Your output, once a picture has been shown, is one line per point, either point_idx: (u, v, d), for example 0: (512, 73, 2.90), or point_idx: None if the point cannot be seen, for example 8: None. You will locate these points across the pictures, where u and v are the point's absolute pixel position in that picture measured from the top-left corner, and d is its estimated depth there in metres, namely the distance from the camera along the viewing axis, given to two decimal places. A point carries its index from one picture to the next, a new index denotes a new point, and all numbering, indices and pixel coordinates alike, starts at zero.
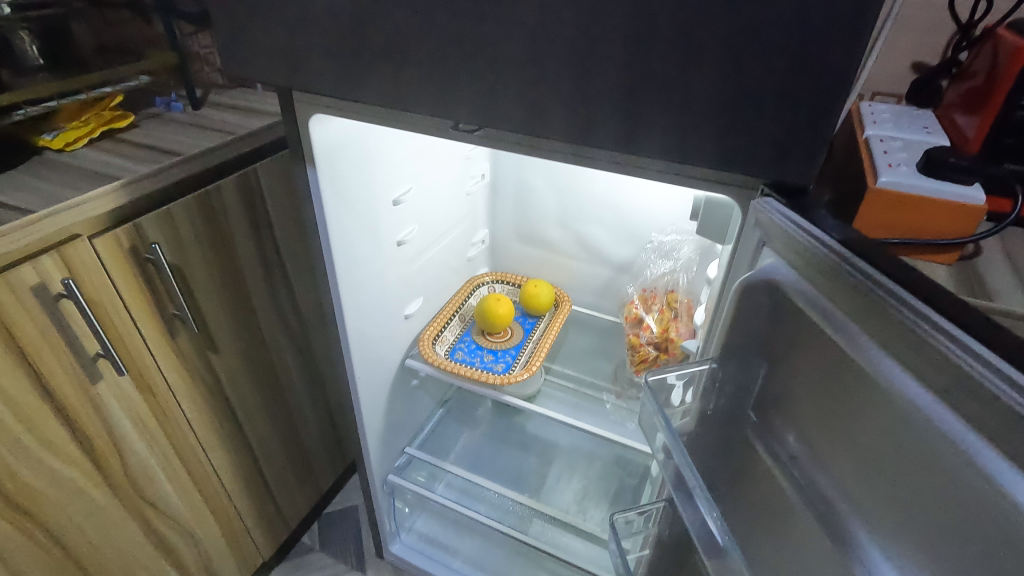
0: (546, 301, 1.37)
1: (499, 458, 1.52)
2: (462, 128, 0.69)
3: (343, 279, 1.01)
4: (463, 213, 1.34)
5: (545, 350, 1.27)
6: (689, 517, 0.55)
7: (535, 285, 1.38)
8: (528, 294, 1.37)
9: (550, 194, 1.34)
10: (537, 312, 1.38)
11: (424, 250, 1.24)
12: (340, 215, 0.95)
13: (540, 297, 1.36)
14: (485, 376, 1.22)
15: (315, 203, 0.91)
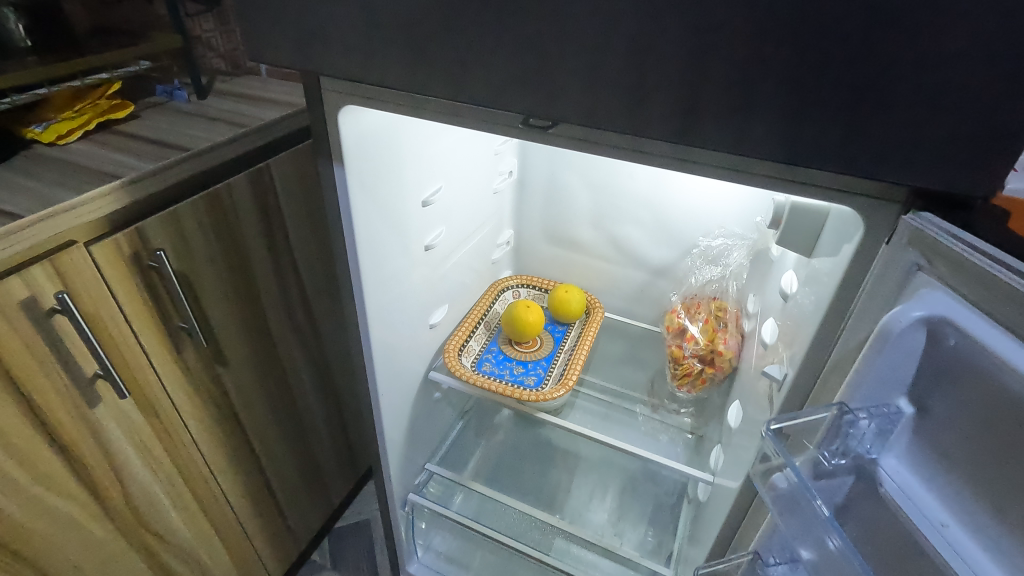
0: (579, 306, 1.28)
1: (522, 471, 1.44)
2: (529, 124, 0.59)
3: (367, 287, 0.91)
4: (489, 213, 1.24)
5: (581, 362, 1.18)
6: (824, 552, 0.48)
7: (565, 291, 1.28)
8: (558, 302, 1.27)
9: (584, 192, 1.24)
10: (568, 318, 1.29)
11: (450, 254, 1.14)
12: (368, 217, 0.85)
13: (573, 303, 1.27)
14: (517, 391, 1.13)
15: (341, 204, 0.81)
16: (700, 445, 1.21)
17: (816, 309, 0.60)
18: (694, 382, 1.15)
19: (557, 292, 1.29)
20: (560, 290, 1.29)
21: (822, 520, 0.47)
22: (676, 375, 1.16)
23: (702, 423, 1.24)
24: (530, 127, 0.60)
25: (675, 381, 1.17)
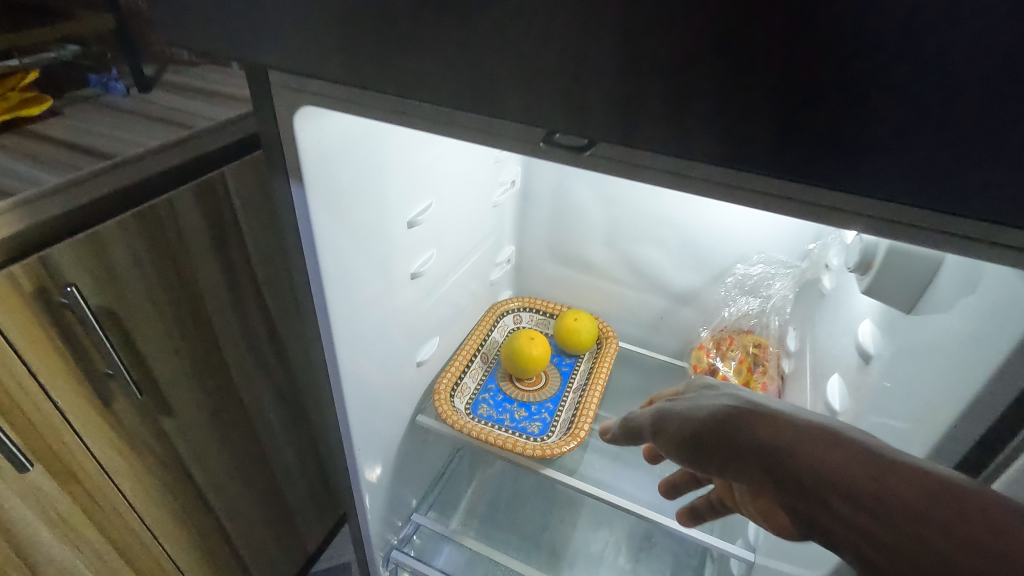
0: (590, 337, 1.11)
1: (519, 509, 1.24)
2: (551, 139, 0.43)
3: (337, 327, 0.74)
4: (488, 229, 1.07)
5: (596, 403, 1.00)
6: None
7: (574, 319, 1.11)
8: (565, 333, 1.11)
9: (598, 206, 1.07)
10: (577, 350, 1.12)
11: (441, 279, 0.98)
12: (337, 245, 0.68)
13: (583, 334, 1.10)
14: (519, 442, 0.94)
15: (302, 230, 0.64)
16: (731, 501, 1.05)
17: (956, 379, 0.45)
18: None
19: (564, 320, 1.12)
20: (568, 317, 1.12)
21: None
22: None
23: None
24: (556, 142, 0.43)
25: None
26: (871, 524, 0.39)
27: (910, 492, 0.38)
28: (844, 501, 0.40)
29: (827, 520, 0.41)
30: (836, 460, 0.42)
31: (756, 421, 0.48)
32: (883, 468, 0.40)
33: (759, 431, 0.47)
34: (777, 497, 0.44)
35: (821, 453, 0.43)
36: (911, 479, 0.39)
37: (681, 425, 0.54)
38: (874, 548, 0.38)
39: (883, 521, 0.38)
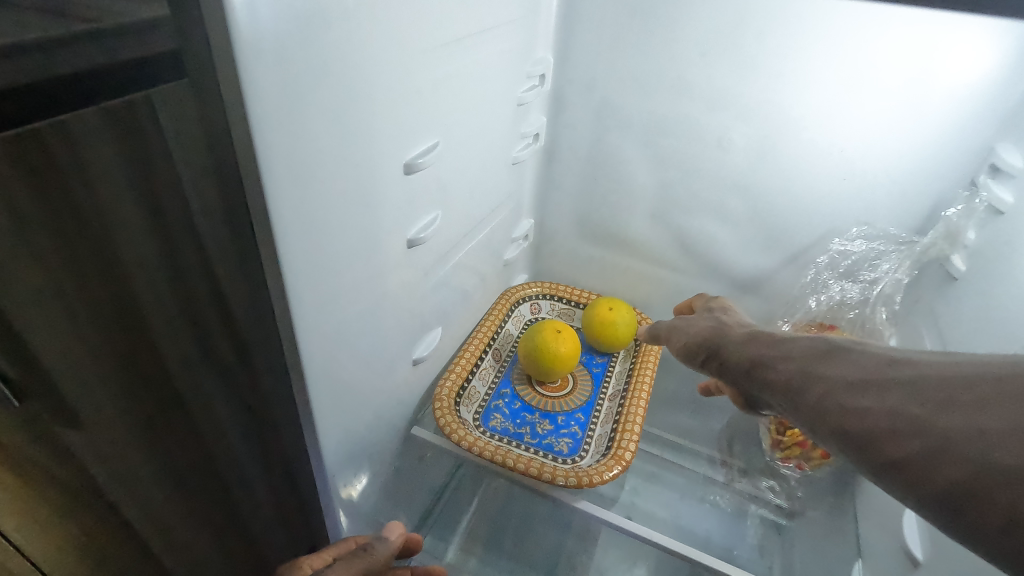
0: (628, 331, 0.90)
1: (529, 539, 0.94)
2: None
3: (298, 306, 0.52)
4: (506, 193, 0.86)
5: (642, 416, 0.78)
6: None
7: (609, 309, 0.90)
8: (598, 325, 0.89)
9: (643, 167, 0.86)
10: (611, 347, 0.90)
11: (447, 254, 0.76)
12: (303, 184, 0.46)
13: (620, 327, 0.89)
14: (546, 467, 0.72)
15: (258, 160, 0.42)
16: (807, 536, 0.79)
17: None
18: (812, 460, 0.75)
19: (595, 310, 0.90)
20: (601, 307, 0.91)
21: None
22: (778, 446, 0.78)
23: (809, 505, 0.82)
24: None
25: (777, 453, 0.78)
26: (789, 387, 0.42)
27: (840, 360, 0.40)
28: (778, 375, 0.43)
29: (761, 393, 0.45)
30: (789, 351, 0.44)
31: (710, 330, 0.54)
32: (818, 350, 0.42)
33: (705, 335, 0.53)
34: (712, 376, 0.52)
35: (750, 339, 0.48)
36: (843, 355, 0.40)
37: (680, 343, 0.56)
38: (787, 407, 0.42)
39: (800, 384, 0.41)
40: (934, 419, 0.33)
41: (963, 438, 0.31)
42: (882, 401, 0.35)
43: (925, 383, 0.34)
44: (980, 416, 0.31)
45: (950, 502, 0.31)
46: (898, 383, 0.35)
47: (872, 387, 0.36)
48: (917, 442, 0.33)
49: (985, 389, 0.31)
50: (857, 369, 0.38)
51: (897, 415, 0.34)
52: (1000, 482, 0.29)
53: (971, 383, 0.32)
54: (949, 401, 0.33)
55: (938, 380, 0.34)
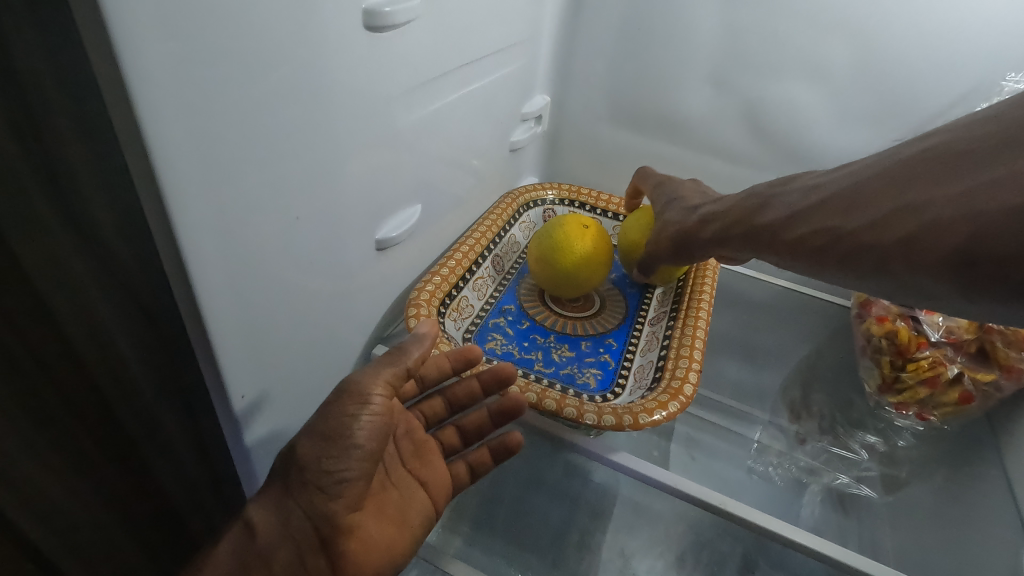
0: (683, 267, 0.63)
1: (529, 515, 0.67)
2: None
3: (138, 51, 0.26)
4: (521, 36, 0.62)
5: (703, 339, 0.55)
6: (854, 541, 0.54)
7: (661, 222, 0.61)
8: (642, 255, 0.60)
9: (707, 5, 0.62)
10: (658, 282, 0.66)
11: (436, 92, 0.51)
12: None
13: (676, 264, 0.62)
14: (570, 400, 0.49)
15: None
16: (916, 515, 0.55)
17: None
18: (941, 408, 0.53)
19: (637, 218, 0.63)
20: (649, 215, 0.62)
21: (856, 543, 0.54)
22: (891, 389, 0.55)
23: (916, 475, 0.59)
24: None
25: (889, 399, 0.55)
26: (752, 246, 0.43)
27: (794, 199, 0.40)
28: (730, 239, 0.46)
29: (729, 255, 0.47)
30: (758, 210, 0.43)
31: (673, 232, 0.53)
32: (757, 202, 0.44)
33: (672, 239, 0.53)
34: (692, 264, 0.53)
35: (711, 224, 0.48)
36: (769, 201, 0.42)
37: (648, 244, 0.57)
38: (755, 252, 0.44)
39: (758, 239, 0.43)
40: (843, 224, 0.35)
41: (875, 232, 0.33)
42: (807, 227, 0.38)
43: (841, 193, 0.36)
44: (894, 203, 0.32)
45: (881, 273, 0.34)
46: (828, 196, 0.37)
47: (798, 218, 0.38)
48: (839, 247, 0.35)
49: (890, 177, 0.33)
50: (798, 202, 0.40)
51: (825, 230, 0.36)
52: (909, 243, 0.31)
53: (884, 183, 0.33)
54: (858, 203, 0.34)
55: (850, 188, 0.35)
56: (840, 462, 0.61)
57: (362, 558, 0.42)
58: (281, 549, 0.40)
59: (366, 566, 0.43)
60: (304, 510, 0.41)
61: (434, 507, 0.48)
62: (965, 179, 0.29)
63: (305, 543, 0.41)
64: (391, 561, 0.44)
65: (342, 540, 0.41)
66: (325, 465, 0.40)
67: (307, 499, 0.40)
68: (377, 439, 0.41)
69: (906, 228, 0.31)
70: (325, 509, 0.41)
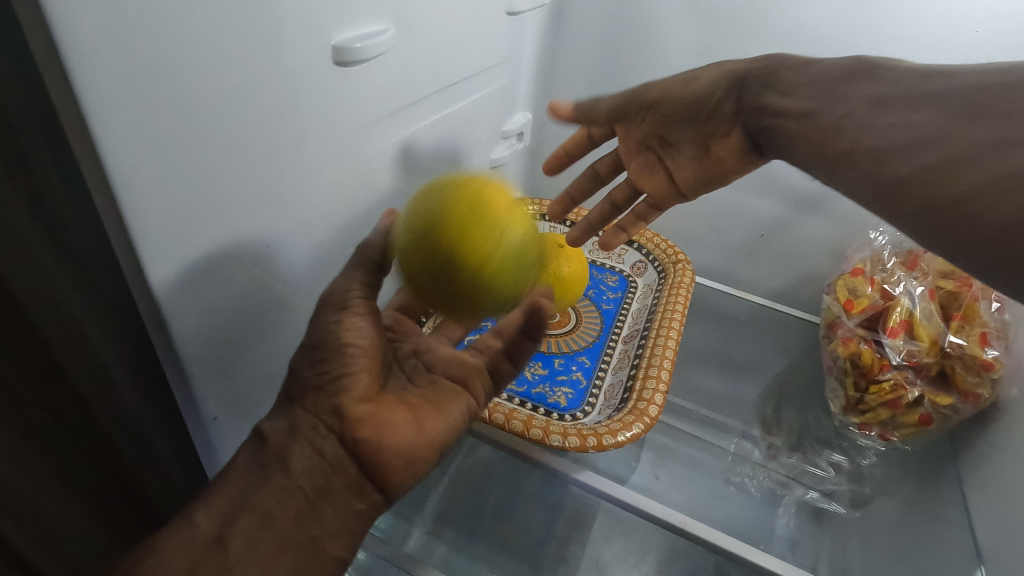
0: (474, 255, 0.38)
1: (510, 522, 0.68)
2: None
3: (102, 100, 0.28)
4: (501, 57, 0.63)
5: (671, 359, 0.57)
6: (823, 552, 0.55)
7: (509, 238, 0.40)
8: (494, 179, 0.41)
9: (682, 27, 0.63)
10: (407, 279, 0.41)
11: (413, 116, 0.53)
12: None
13: (485, 216, 0.39)
14: (538, 421, 0.51)
15: None
16: (881, 531, 0.56)
17: None
18: (902, 429, 0.55)
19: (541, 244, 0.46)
20: (518, 236, 0.40)
21: (826, 554, 0.54)
22: (855, 409, 0.57)
23: (883, 491, 0.60)
24: None
25: (854, 419, 0.57)
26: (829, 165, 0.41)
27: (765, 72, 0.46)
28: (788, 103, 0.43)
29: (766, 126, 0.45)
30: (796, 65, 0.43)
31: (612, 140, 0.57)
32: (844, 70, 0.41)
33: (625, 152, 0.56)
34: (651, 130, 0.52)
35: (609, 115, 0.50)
36: (861, 69, 0.40)
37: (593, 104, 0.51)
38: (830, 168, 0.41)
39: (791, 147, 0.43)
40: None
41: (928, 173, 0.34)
42: (913, 114, 0.36)
43: (940, 96, 0.35)
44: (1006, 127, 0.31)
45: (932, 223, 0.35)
46: (903, 107, 0.37)
47: (891, 102, 0.37)
48: (923, 156, 0.34)
49: None
50: (860, 104, 0.39)
51: (841, 140, 0.40)
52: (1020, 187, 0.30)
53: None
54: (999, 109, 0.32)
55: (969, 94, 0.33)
56: (811, 477, 0.63)
57: (386, 446, 0.39)
58: (295, 449, 0.37)
59: (397, 447, 0.39)
60: (309, 412, 0.39)
61: (473, 403, 0.45)
62: (986, 136, 0.32)
63: (322, 441, 0.38)
64: (429, 445, 0.41)
65: (360, 429, 0.39)
66: (319, 367, 0.39)
67: (311, 401, 0.39)
68: (371, 337, 0.41)
69: (935, 173, 0.34)
70: (333, 401, 0.39)
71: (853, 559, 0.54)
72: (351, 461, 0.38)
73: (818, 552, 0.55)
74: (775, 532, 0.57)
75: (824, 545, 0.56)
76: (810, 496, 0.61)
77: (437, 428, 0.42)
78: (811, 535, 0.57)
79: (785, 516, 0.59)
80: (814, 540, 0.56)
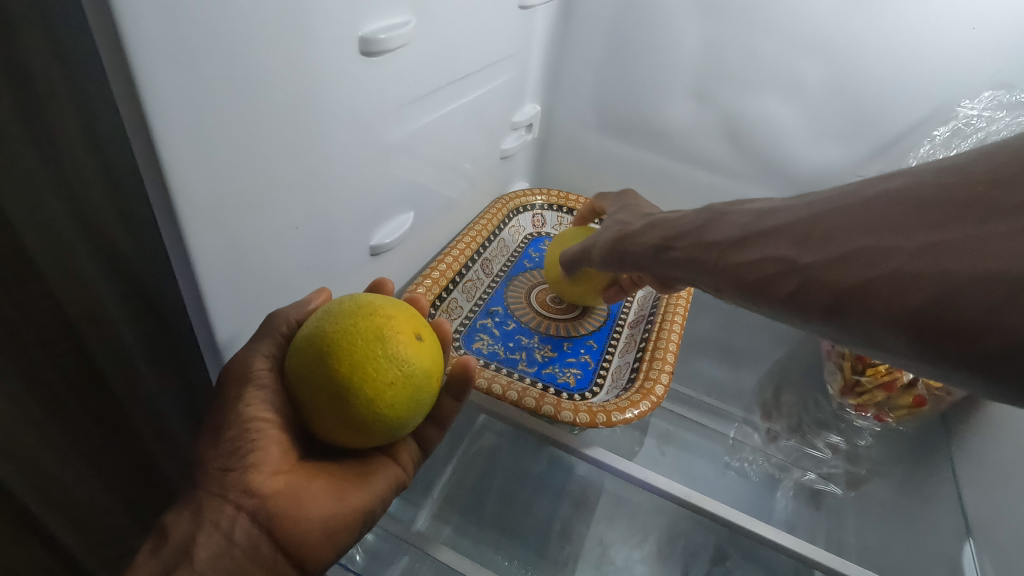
0: (371, 384, 0.30)
1: (519, 501, 0.70)
2: None
3: (156, 86, 0.29)
4: (512, 50, 0.65)
5: (676, 341, 0.59)
6: (821, 531, 0.58)
7: (411, 362, 0.32)
8: (406, 303, 0.35)
9: (688, 22, 0.65)
10: (298, 403, 0.34)
11: (429, 107, 0.54)
12: None
13: (385, 343, 0.31)
14: (549, 398, 0.53)
15: None
16: (876, 508, 0.59)
17: None
18: (896, 410, 0.57)
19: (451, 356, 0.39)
20: (422, 364, 0.33)
21: (824, 532, 0.58)
22: (853, 391, 0.59)
23: (876, 473, 0.63)
24: None
25: (850, 401, 0.60)
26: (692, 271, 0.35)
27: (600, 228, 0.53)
28: (680, 252, 0.37)
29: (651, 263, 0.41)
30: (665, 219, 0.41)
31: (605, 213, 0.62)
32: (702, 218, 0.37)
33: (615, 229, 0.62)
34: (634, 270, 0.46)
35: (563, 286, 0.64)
36: (718, 218, 0.35)
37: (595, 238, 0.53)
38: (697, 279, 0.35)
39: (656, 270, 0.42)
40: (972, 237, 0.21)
41: (806, 285, 0.26)
42: (763, 251, 0.30)
43: (781, 229, 0.29)
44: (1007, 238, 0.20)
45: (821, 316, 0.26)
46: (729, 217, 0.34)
47: (748, 240, 0.31)
48: (795, 278, 0.27)
49: (965, 190, 0.21)
50: (729, 239, 0.33)
51: (763, 262, 0.29)
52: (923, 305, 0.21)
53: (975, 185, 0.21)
54: (832, 233, 0.26)
55: (818, 215, 0.27)
56: (808, 461, 0.66)
57: (302, 529, 0.34)
58: (200, 536, 0.32)
59: (312, 533, 0.34)
60: (216, 494, 0.34)
61: (402, 471, 0.40)
62: (919, 236, 0.22)
63: (230, 524, 0.33)
64: (356, 519, 0.36)
65: (277, 506, 0.34)
66: (225, 443, 0.34)
67: (217, 482, 0.34)
68: (287, 406, 0.36)
69: (830, 288, 0.25)
70: (243, 480, 0.34)
71: (850, 535, 0.57)
72: (265, 541, 0.33)
73: (817, 531, 0.58)
74: (777, 513, 0.60)
75: (823, 524, 0.59)
76: (808, 480, 0.64)
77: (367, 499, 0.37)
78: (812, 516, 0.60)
79: (783, 497, 0.62)
80: (813, 520, 0.59)
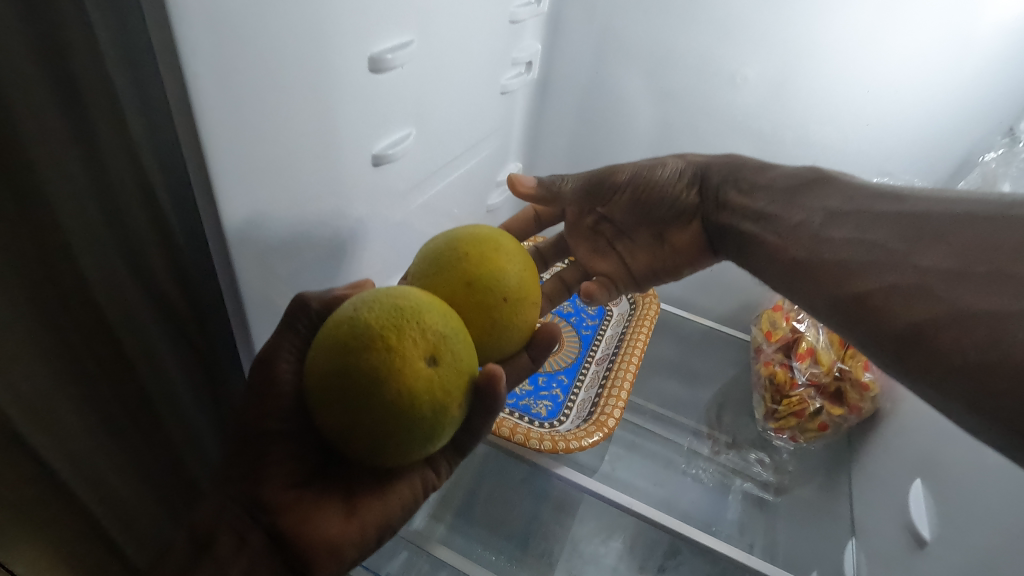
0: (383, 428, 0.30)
1: (501, 506, 0.82)
2: None
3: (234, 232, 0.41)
4: (497, 131, 0.76)
5: (630, 381, 0.72)
6: (750, 530, 0.70)
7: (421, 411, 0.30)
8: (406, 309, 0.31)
9: (647, 105, 0.77)
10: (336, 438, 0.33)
11: (427, 189, 0.66)
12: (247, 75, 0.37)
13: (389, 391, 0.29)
14: (521, 428, 0.65)
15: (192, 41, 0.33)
16: (792, 511, 0.72)
17: None
18: (807, 432, 0.70)
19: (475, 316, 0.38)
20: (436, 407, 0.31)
21: (753, 530, 0.70)
22: (773, 416, 0.72)
23: (795, 481, 0.76)
24: None
25: (772, 424, 0.72)
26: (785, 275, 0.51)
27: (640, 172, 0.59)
28: (751, 201, 0.57)
29: (717, 214, 0.59)
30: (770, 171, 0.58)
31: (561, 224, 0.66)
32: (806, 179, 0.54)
33: (575, 237, 0.65)
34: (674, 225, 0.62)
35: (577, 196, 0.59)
36: (821, 183, 0.52)
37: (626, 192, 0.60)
38: (795, 261, 0.50)
39: (739, 244, 0.57)
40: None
41: (913, 292, 0.39)
42: (862, 240, 0.45)
43: (909, 222, 0.43)
44: None
45: (903, 330, 0.39)
46: (853, 227, 0.47)
47: (849, 220, 0.47)
48: (894, 277, 0.41)
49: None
50: (815, 214, 0.51)
51: (876, 247, 0.44)
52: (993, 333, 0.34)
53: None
54: (948, 243, 0.40)
55: (941, 223, 0.41)
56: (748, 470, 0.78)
57: (303, 536, 0.39)
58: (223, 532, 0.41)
59: (315, 539, 0.39)
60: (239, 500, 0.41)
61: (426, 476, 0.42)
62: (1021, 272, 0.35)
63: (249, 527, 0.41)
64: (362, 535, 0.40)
65: (286, 514, 0.40)
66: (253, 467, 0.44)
67: (240, 487, 0.41)
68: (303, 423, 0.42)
69: (924, 311, 0.38)
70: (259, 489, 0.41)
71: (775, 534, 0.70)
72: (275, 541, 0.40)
73: (749, 530, 0.70)
74: (717, 515, 0.72)
75: (754, 524, 0.71)
76: (749, 488, 0.76)
77: (376, 515, 0.41)
78: (747, 519, 0.72)
79: (726, 501, 0.74)
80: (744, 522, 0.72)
